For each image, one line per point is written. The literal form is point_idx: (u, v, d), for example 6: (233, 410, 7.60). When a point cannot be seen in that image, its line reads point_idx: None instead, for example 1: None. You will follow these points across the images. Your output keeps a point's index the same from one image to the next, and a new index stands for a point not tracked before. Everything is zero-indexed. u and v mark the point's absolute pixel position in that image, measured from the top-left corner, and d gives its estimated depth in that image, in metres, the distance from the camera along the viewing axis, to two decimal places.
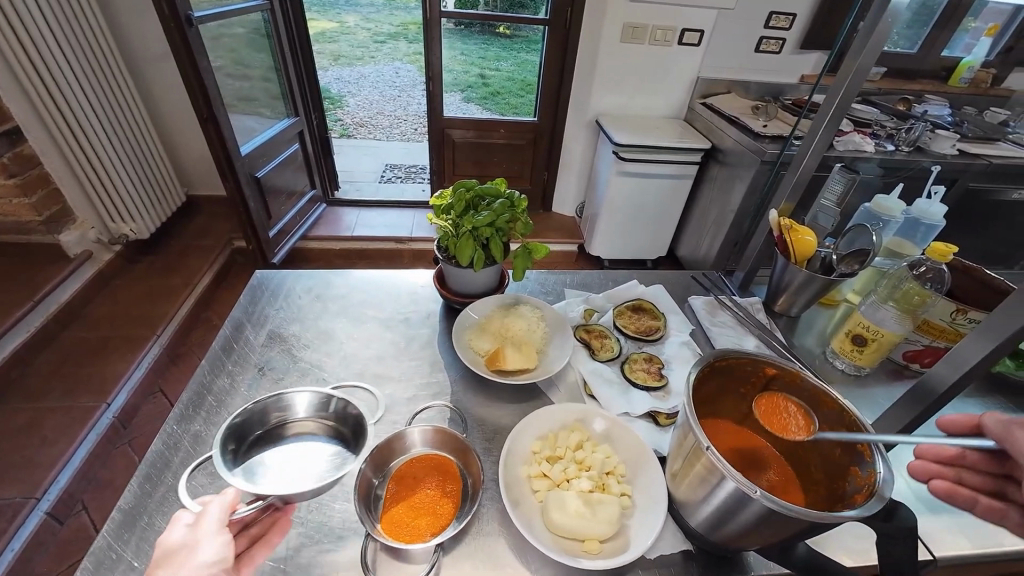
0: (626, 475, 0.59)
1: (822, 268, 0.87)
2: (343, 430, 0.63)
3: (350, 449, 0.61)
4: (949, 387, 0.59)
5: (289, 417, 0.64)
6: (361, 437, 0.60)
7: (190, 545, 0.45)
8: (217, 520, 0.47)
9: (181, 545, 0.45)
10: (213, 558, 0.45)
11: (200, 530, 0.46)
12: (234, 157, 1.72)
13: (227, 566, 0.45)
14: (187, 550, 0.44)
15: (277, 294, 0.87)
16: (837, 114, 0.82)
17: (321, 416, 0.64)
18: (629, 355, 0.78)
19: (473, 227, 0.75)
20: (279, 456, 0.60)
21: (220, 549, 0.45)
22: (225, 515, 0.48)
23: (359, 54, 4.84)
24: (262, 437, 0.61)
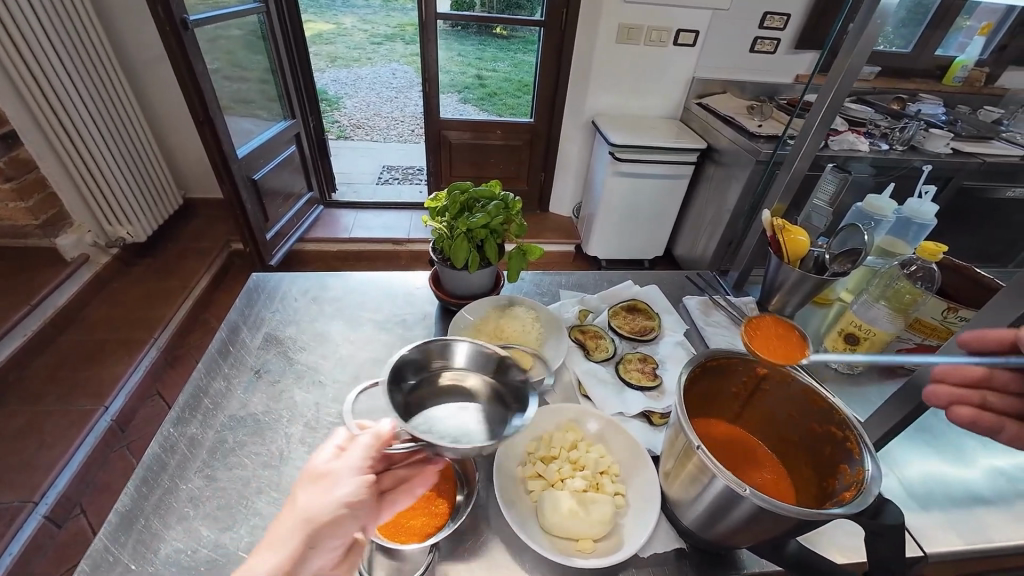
0: (620, 474, 0.60)
1: (815, 267, 0.87)
2: (502, 385, 0.59)
3: (509, 406, 0.56)
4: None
5: (448, 365, 0.61)
6: (522, 397, 0.55)
7: (335, 475, 0.47)
8: (365, 452, 0.48)
9: (327, 473, 0.47)
10: (348, 495, 0.46)
11: (345, 462, 0.48)
12: (230, 160, 1.72)
13: (363, 501, 0.46)
14: (332, 479, 0.47)
15: (273, 296, 0.87)
16: (829, 114, 0.83)
17: (481, 369, 0.61)
18: (623, 355, 0.78)
19: (467, 229, 0.76)
20: (441, 406, 0.57)
21: (355, 487, 0.46)
22: (375, 449, 0.49)
23: (356, 56, 4.84)
24: (421, 383, 0.59)
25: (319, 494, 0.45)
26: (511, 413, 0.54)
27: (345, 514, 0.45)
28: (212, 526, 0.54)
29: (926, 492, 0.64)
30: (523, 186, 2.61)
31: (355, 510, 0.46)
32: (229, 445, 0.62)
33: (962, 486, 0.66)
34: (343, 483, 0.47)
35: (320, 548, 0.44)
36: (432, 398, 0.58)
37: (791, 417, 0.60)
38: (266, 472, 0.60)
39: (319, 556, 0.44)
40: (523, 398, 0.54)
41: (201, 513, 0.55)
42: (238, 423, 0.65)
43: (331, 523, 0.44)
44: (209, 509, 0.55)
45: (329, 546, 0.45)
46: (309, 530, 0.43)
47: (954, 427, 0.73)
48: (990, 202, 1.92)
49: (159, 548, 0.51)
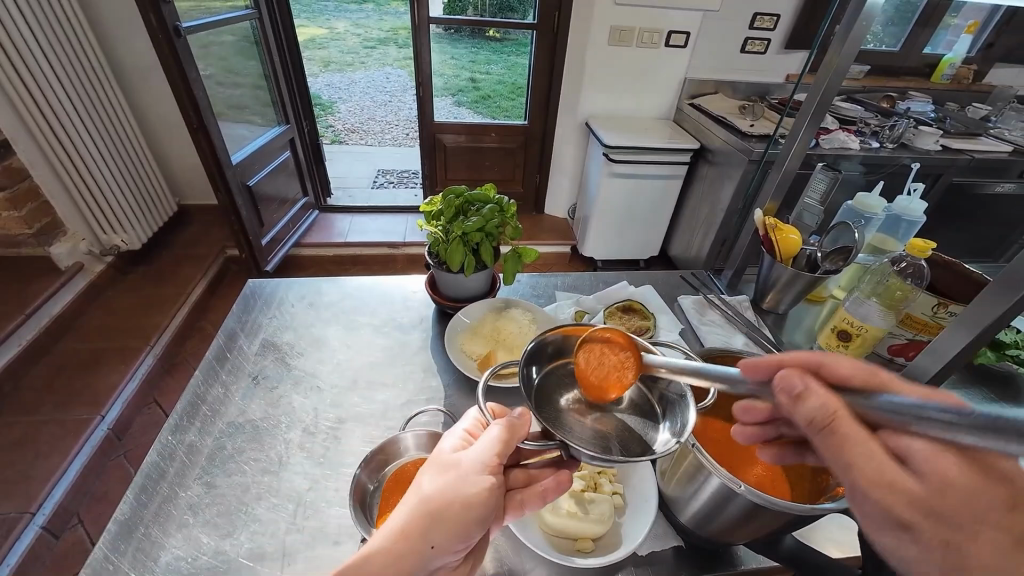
0: (618, 474, 0.61)
1: (808, 265, 0.88)
2: (654, 394, 0.56)
3: (659, 418, 0.53)
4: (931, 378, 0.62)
5: None
6: (673, 409, 0.52)
7: (461, 467, 0.49)
8: (494, 446, 0.49)
9: (456, 464, 0.49)
10: (472, 491, 0.47)
11: (473, 456, 0.49)
12: (224, 166, 1.72)
13: (487, 497, 0.47)
14: (458, 471, 0.48)
15: (270, 303, 0.87)
16: (818, 113, 0.83)
17: None
18: None
19: (463, 233, 0.76)
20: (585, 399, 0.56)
21: (482, 484, 0.48)
22: (505, 443, 0.50)
23: (349, 61, 4.85)
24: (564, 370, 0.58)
25: (445, 483, 0.47)
26: (663, 425, 0.52)
27: (468, 512, 0.46)
28: (213, 533, 0.54)
29: None
30: (518, 188, 2.62)
31: (478, 508, 0.47)
32: (227, 452, 0.62)
33: None
34: (472, 478, 0.48)
35: (444, 544, 0.45)
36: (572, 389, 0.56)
37: None
38: (266, 478, 0.60)
39: (439, 554, 0.45)
40: (675, 412, 0.51)
41: (202, 520, 0.55)
42: (237, 430, 0.65)
43: (454, 517, 0.46)
44: (209, 516, 0.55)
45: (449, 544, 0.45)
46: (435, 521, 0.45)
47: None
48: (979, 197, 1.95)
49: (159, 557, 0.51)
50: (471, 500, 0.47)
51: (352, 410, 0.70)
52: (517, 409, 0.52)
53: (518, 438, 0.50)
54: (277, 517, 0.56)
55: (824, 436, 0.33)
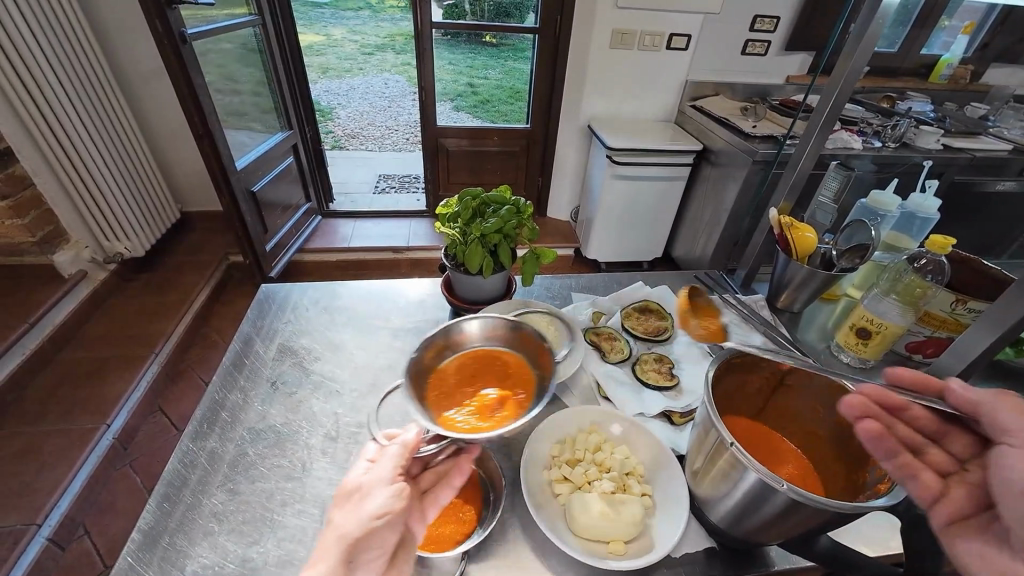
0: (646, 475, 0.59)
1: (823, 264, 0.88)
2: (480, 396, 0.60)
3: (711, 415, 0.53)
4: (957, 376, 0.61)
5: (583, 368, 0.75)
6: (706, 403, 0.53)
7: (364, 489, 0.50)
8: (393, 462, 0.51)
9: (359, 489, 0.50)
10: (378, 507, 0.48)
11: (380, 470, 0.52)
12: (229, 172, 1.72)
13: (397, 507, 0.49)
14: (362, 494, 0.50)
15: (284, 308, 0.86)
16: (831, 115, 0.82)
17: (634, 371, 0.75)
18: (639, 356, 0.79)
19: (481, 235, 0.76)
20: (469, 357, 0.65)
21: (387, 497, 0.49)
22: (402, 457, 0.52)
23: (347, 67, 4.90)
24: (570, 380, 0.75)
25: (354, 507, 0.49)
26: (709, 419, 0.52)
27: (378, 525, 0.47)
28: (239, 540, 0.53)
29: None
30: (520, 192, 2.61)
31: (387, 520, 0.48)
32: (249, 458, 0.61)
33: None
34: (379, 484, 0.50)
35: (360, 562, 0.46)
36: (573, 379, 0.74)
37: (816, 412, 0.55)
38: (289, 484, 0.59)
39: (361, 568, 0.46)
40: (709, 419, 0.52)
41: (227, 528, 0.54)
42: (257, 436, 0.64)
43: (363, 538, 0.46)
44: (235, 524, 0.54)
45: (368, 559, 0.46)
46: (345, 546, 0.46)
47: None
48: (981, 195, 1.96)
49: (185, 565, 0.50)
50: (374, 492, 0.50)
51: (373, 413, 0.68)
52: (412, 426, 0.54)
53: (412, 449, 0.52)
54: (305, 524, 0.55)
55: (1007, 403, 0.39)
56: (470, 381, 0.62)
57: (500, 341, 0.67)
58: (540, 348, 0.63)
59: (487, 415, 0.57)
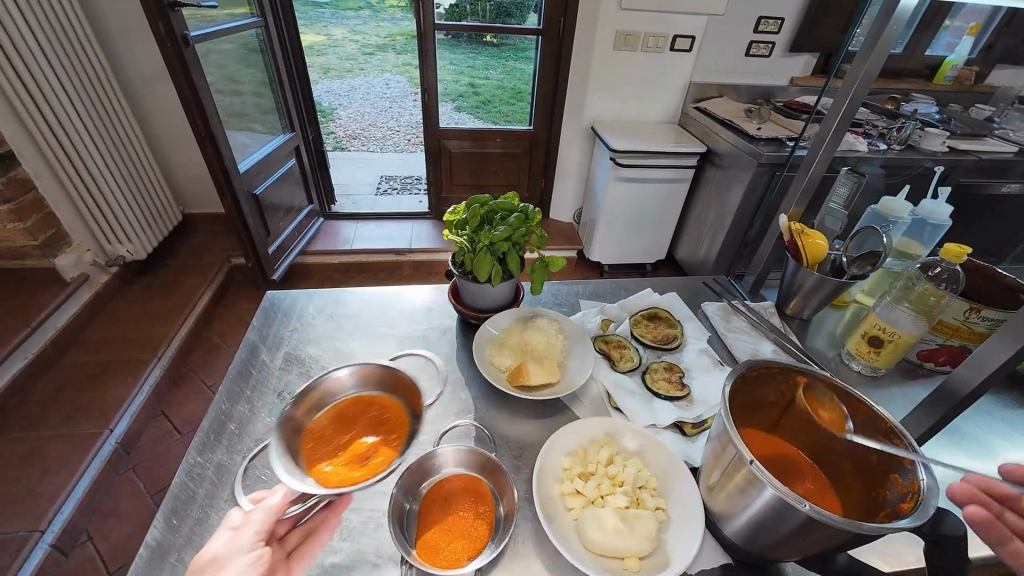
0: (659, 488, 0.58)
1: (832, 270, 0.88)
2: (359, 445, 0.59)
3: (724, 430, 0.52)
4: (973, 390, 0.60)
5: (594, 376, 0.75)
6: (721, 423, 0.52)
7: (221, 560, 0.46)
8: (257, 528, 0.48)
9: (216, 559, 0.46)
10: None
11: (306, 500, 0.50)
12: (232, 175, 1.72)
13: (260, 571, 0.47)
14: (219, 565, 0.46)
15: (290, 315, 0.86)
16: (845, 119, 0.80)
17: (645, 381, 0.74)
18: (649, 364, 0.78)
19: (489, 243, 0.75)
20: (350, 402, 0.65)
21: (250, 564, 0.46)
22: (270, 520, 0.49)
23: (348, 67, 4.90)
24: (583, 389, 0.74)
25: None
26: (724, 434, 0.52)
27: None
28: None
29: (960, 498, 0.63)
30: (522, 193, 2.60)
31: None
32: (257, 471, 0.61)
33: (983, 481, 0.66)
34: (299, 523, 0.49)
35: None
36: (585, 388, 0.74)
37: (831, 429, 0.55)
38: None
39: None
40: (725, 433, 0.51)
41: None
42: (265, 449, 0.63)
43: None
44: None
45: None
46: None
47: (980, 427, 0.73)
48: (986, 198, 1.96)
49: None
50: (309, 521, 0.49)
51: None
52: (279, 488, 0.52)
53: (279, 511, 0.50)
54: None
55: None
56: (345, 429, 0.61)
57: (374, 385, 0.66)
58: (414, 390, 0.63)
59: (358, 465, 0.57)
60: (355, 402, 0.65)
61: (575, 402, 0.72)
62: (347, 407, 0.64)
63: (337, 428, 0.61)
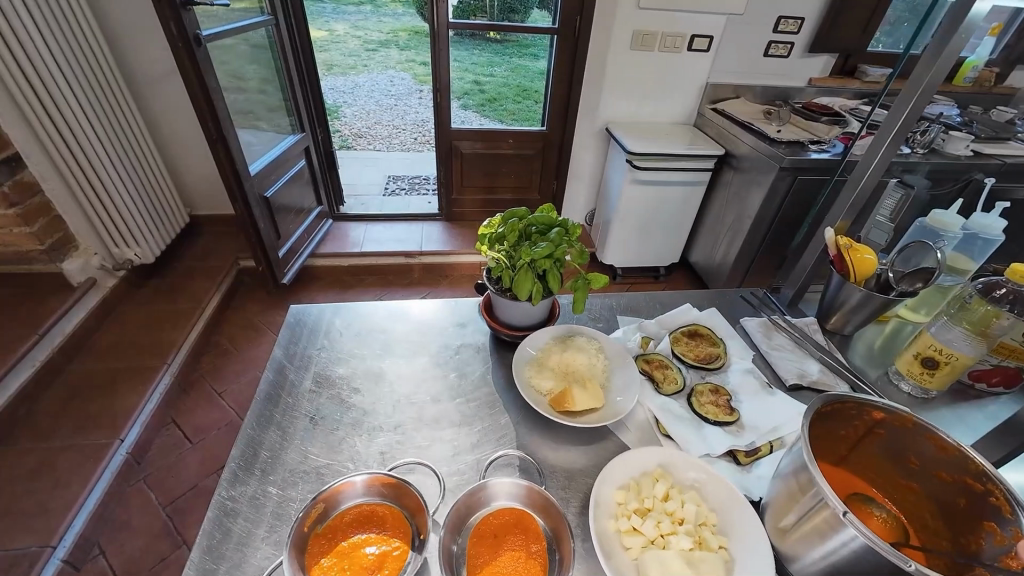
0: (719, 525, 0.55)
1: (879, 287, 0.84)
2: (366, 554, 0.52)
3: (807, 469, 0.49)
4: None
5: (640, 401, 0.71)
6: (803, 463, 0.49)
7: None
8: None
9: None
10: None
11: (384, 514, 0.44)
12: (243, 178, 1.68)
13: None
14: None
15: (316, 332, 0.82)
16: (902, 130, 0.77)
17: (694, 407, 0.71)
18: (694, 387, 0.74)
19: (530, 259, 0.71)
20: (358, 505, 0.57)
21: None
22: None
23: (352, 64, 4.85)
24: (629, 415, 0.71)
25: None
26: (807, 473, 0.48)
27: None
28: None
29: None
30: (534, 195, 2.56)
31: None
32: (293, 506, 0.57)
33: None
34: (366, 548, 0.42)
35: None
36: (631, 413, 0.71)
37: (911, 465, 0.51)
38: None
39: None
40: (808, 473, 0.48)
41: None
42: (301, 479, 0.60)
43: None
44: None
45: None
46: None
47: None
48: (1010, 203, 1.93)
49: None
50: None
51: (419, 453, 0.64)
52: None
53: None
54: None
55: None
56: (356, 535, 0.54)
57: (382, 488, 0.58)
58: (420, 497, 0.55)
59: None
60: (366, 505, 0.57)
61: (621, 428, 0.69)
62: (358, 510, 0.57)
63: (346, 534, 0.54)
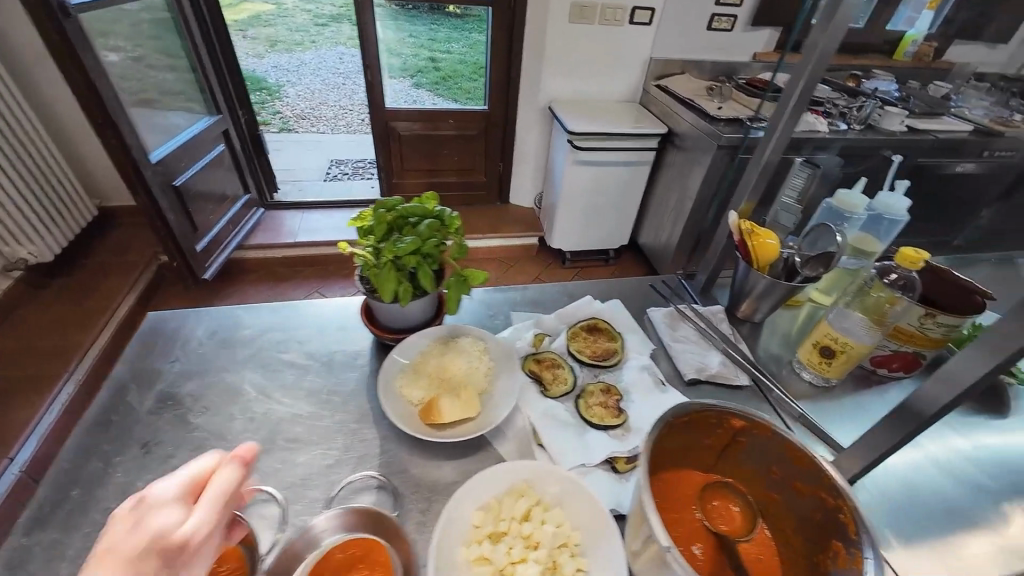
0: (582, 544, 0.51)
1: (785, 271, 0.80)
2: None
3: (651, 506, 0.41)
4: (941, 409, 0.52)
5: (521, 406, 0.66)
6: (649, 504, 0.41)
7: None
8: None
9: None
10: None
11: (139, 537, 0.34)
12: (142, 166, 1.53)
13: None
14: None
15: (172, 342, 0.73)
16: (803, 98, 0.71)
17: (580, 410, 0.66)
18: (584, 387, 0.69)
19: (395, 257, 0.63)
20: None
21: None
22: None
23: (298, 40, 4.55)
24: (508, 422, 0.65)
25: None
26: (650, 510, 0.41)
27: None
28: None
29: (908, 517, 0.61)
30: (480, 178, 2.47)
31: None
32: None
33: (933, 496, 0.63)
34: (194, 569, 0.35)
35: None
36: (513, 419, 0.65)
37: (771, 474, 0.48)
38: None
39: None
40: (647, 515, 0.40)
41: None
42: None
43: None
44: None
45: None
46: None
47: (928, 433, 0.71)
48: (941, 178, 1.96)
49: None
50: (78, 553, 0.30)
51: (263, 479, 0.57)
52: None
53: None
54: None
55: None
56: None
57: None
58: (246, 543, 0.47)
59: None
60: None
61: (499, 436, 0.64)
62: None
63: None
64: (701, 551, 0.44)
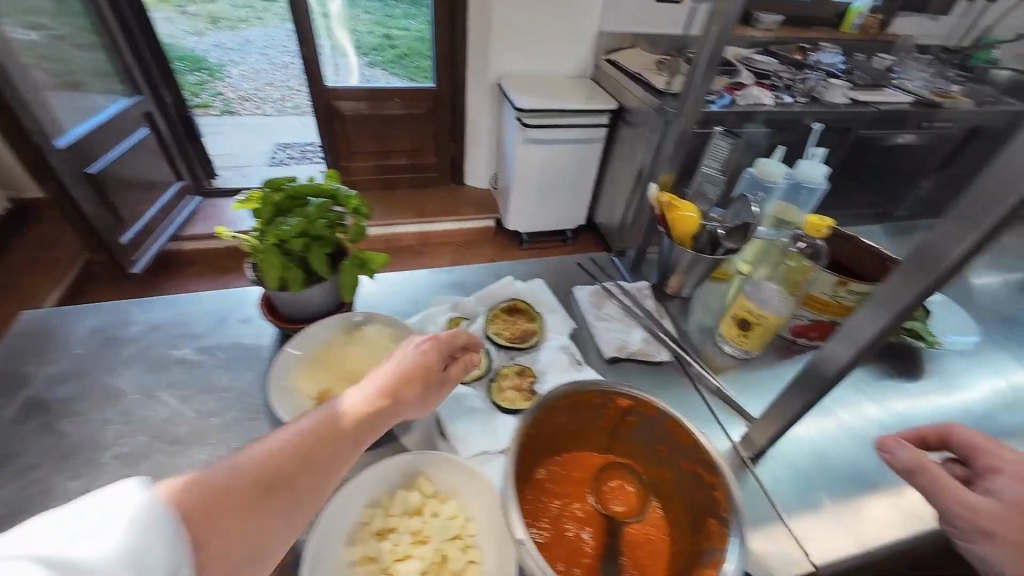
0: (477, 534, 0.49)
1: (708, 244, 0.78)
2: None
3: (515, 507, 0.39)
4: (840, 371, 0.49)
5: None
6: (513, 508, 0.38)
7: None
8: None
9: None
10: None
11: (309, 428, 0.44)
12: (46, 153, 1.41)
13: None
14: None
15: (47, 343, 0.67)
16: (714, 60, 0.70)
17: (491, 393, 0.64)
18: (498, 369, 0.67)
19: (279, 241, 0.59)
20: None
21: None
22: None
23: (242, 16, 4.28)
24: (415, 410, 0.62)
25: None
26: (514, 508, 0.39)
27: None
28: None
29: (815, 483, 0.61)
30: (433, 159, 2.39)
31: None
32: None
33: (842, 462, 0.63)
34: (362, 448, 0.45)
35: None
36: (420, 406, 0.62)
37: (661, 452, 0.48)
38: None
39: None
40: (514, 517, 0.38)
41: None
42: None
43: None
44: None
45: None
46: None
47: (835, 398, 0.71)
48: (882, 149, 1.99)
49: None
50: (190, 506, 0.34)
51: None
52: None
53: None
54: None
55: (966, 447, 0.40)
56: None
57: None
58: None
59: None
60: None
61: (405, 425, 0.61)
62: None
63: None
64: (590, 536, 0.44)
